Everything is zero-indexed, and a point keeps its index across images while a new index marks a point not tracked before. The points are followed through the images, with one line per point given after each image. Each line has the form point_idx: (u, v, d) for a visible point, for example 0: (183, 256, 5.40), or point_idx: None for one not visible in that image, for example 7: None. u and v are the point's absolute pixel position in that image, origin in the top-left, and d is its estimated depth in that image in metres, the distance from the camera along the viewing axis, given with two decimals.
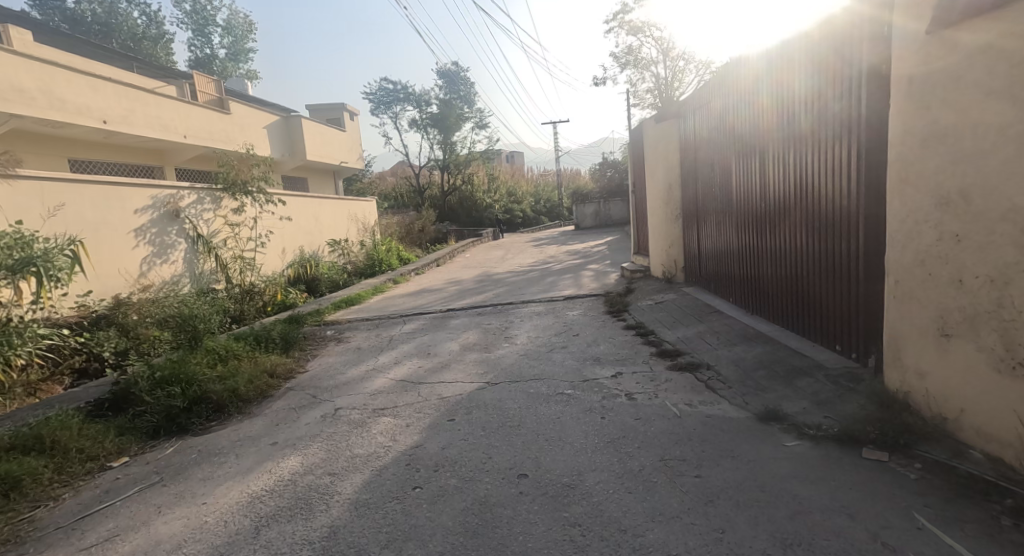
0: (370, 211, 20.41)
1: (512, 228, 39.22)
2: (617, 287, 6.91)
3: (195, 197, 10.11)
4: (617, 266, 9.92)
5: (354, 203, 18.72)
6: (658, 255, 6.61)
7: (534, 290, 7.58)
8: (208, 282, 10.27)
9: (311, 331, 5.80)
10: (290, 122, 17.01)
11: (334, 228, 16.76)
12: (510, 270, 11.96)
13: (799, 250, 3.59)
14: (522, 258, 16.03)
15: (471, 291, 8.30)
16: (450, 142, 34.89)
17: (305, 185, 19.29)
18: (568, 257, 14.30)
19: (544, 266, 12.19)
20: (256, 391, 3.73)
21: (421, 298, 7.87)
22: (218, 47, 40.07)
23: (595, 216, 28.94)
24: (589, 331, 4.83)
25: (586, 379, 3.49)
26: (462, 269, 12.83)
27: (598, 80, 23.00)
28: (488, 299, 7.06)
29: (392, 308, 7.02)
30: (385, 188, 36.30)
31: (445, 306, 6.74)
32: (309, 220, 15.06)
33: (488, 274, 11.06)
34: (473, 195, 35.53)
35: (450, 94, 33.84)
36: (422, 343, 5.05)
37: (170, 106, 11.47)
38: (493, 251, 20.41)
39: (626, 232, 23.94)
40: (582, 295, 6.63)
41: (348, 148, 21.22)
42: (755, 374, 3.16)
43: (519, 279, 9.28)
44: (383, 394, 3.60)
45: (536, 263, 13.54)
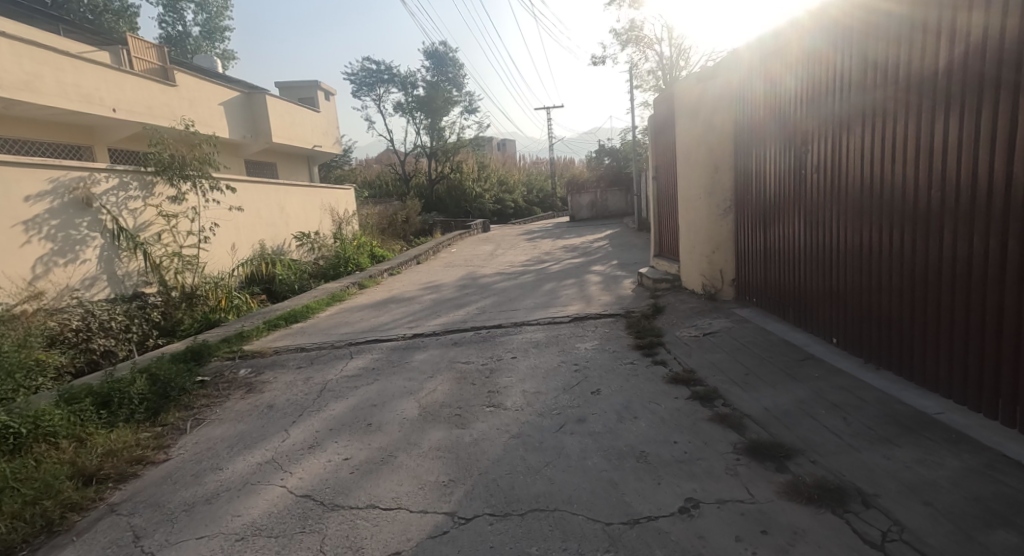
0: (347, 201, 18.68)
1: (504, 219, 37.61)
2: (638, 303, 5.29)
3: (117, 181, 8.42)
4: (627, 269, 8.34)
5: (328, 191, 16.97)
6: (693, 264, 5.00)
7: (527, 303, 5.97)
8: (136, 286, 8.59)
9: (216, 371, 4.14)
10: (252, 99, 15.29)
11: (302, 220, 15.06)
12: (500, 270, 10.38)
13: (910, 260, 2.55)
14: (514, 254, 14.45)
15: (449, 301, 6.70)
16: (437, 128, 33.06)
17: (274, 171, 17.55)
18: (564, 254, 12.75)
19: (538, 266, 10.61)
20: (35, 525, 2.09)
21: (385, 312, 6.25)
22: (193, 25, 37.87)
23: (591, 207, 27.40)
24: (614, 385, 3.24)
25: (635, 522, 1.87)
26: (444, 269, 11.23)
27: (595, 60, 21.43)
28: (468, 317, 5.46)
29: (343, 329, 5.41)
30: (369, 177, 34.40)
31: (411, 329, 5.12)
32: (269, 212, 13.40)
33: (472, 276, 9.47)
34: (462, 183, 33.79)
35: (438, 76, 32.03)
36: (366, 397, 3.43)
37: (93, 74, 9.75)
38: (482, 245, 18.79)
39: (626, 224, 22.42)
40: (593, 315, 5.02)
41: (322, 131, 19.41)
42: (986, 538, 1.55)
43: (509, 285, 7.68)
44: (256, 542, 1.96)
45: (530, 262, 11.97)
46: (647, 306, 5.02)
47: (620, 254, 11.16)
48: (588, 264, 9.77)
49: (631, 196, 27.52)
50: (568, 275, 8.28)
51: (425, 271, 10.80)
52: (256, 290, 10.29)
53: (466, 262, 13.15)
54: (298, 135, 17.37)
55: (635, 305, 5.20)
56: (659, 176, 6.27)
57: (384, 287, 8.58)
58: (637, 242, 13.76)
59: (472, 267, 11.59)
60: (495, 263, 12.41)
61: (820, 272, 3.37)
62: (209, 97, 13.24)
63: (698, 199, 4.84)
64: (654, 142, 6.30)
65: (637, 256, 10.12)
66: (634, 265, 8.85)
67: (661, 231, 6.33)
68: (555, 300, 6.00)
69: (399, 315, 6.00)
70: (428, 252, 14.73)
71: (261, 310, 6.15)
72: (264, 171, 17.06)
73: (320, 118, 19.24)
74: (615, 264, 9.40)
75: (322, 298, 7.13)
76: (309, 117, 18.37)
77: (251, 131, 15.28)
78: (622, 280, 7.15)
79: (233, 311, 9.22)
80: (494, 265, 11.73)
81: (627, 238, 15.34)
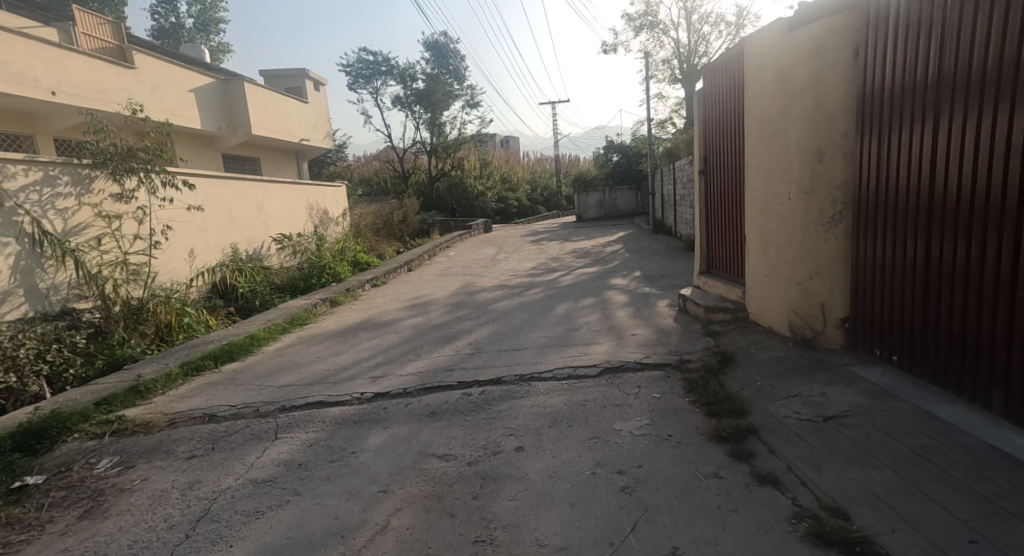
0: (335, 199, 17.32)
1: (507, 219, 36.28)
2: (694, 346, 3.80)
3: (40, 175, 7.01)
4: (654, 286, 6.93)
5: (314, 188, 15.66)
6: (776, 295, 3.52)
7: (538, 338, 4.50)
8: (69, 302, 7.20)
9: (63, 463, 2.67)
10: (228, 86, 14.00)
11: (283, 220, 13.71)
12: (501, 280, 8.98)
13: None
14: (517, 259, 13.09)
15: (436, 330, 5.26)
16: (438, 123, 31.77)
17: (256, 167, 16.26)
18: (572, 261, 11.36)
19: (545, 276, 9.17)
20: None
21: (352, 347, 4.80)
22: (185, 15, 36.62)
23: (598, 207, 26.10)
24: (705, 542, 1.79)
25: None
26: (438, 279, 9.83)
27: (605, 48, 20.25)
28: (459, 361, 4.01)
29: (287, 377, 3.96)
30: (366, 174, 33.09)
31: (378, 381, 3.67)
32: (241, 211, 12.06)
33: (468, 289, 8.06)
34: (463, 181, 32.51)
35: (439, 68, 30.77)
36: (267, 548, 1.98)
37: (26, 50, 8.38)
38: (482, 248, 17.43)
39: (637, 224, 21.03)
40: (634, 365, 3.56)
41: (308, 123, 18.07)
42: None
43: (513, 305, 6.24)
44: None
45: (535, 269, 10.59)
46: (710, 353, 3.54)
47: (639, 262, 9.73)
48: (604, 276, 8.31)
49: (640, 195, 26.26)
50: (585, 292, 6.81)
51: (415, 281, 9.42)
52: (219, 302, 8.94)
53: (464, 268, 11.79)
54: (280, 127, 16.10)
55: (690, 349, 3.72)
56: (713, 173, 4.80)
57: (362, 304, 7.19)
58: (654, 246, 12.36)
59: (470, 276, 10.18)
60: (497, 270, 11.04)
61: (949, 309, 2.36)
62: (176, 81, 11.84)
63: (788, 200, 3.33)
64: (708, 129, 4.81)
65: (661, 266, 8.68)
66: (662, 279, 7.39)
67: (717, 243, 4.83)
68: (574, 334, 4.54)
69: (369, 352, 4.55)
70: (421, 256, 13.34)
71: (190, 341, 4.72)
72: (244, 165, 15.72)
73: (306, 109, 17.90)
74: (636, 277, 7.96)
75: (278, 322, 5.71)
76: (293, 108, 17.04)
77: (226, 122, 14.01)
78: (655, 302, 5.68)
79: (187, 331, 7.84)
80: (495, 274, 10.33)
81: (642, 242, 13.99)
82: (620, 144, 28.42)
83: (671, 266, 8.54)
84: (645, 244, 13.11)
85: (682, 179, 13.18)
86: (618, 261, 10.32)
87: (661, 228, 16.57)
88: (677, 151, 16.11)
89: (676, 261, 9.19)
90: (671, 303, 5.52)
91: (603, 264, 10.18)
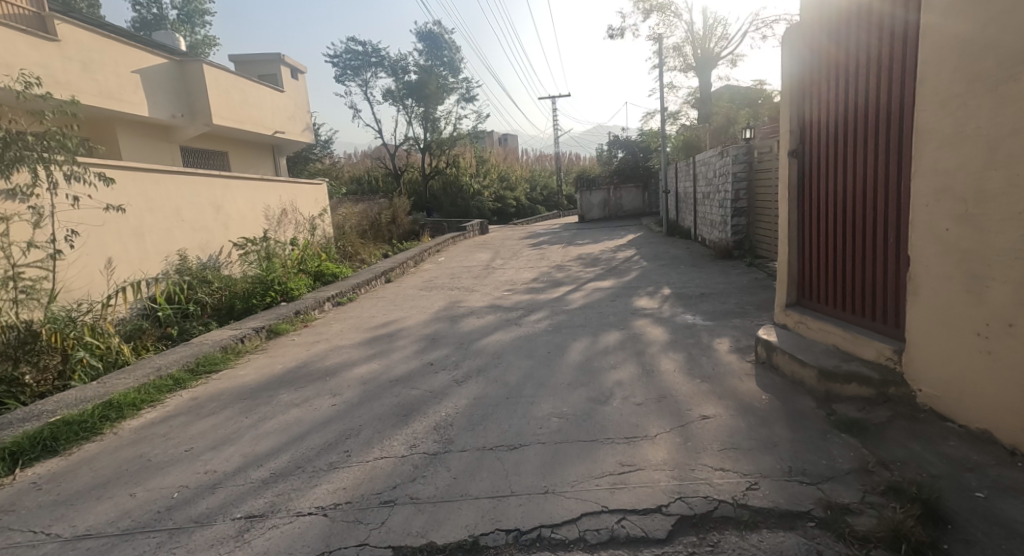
0: (310, 198, 15.66)
1: (505, 220, 34.69)
2: (832, 462, 2.11)
3: None
4: (695, 312, 5.25)
5: (285, 185, 13.96)
6: (1014, 371, 1.90)
7: (546, 423, 2.79)
8: None
9: None
10: (184, 69, 12.32)
11: (247, 222, 12.03)
12: (495, 298, 7.29)
13: None
14: (514, 267, 11.43)
15: (395, 391, 3.56)
16: (432, 117, 30.21)
17: (222, 161, 14.65)
18: (579, 271, 9.66)
19: (548, 292, 7.46)
20: None
21: (255, 426, 3.08)
22: (168, 7, 35.08)
23: (603, 206, 24.49)
24: None
25: None
26: (419, 294, 8.15)
27: (612, 34, 18.88)
28: (410, 481, 2.30)
29: (102, 509, 2.23)
30: (356, 172, 31.45)
31: (246, 547, 1.93)
32: (195, 212, 10.37)
33: (453, 312, 6.35)
34: (459, 180, 30.88)
35: (432, 60, 29.29)
36: None
37: None
38: (477, 252, 15.77)
39: (647, 225, 19.38)
40: (736, 514, 1.86)
41: (281, 114, 16.39)
42: None
43: (509, 343, 4.54)
44: None
45: (537, 281, 8.94)
46: (882, 493, 1.85)
47: (662, 274, 8.05)
48: (624, 295, 6.60)
49: (648, 193, 24.66)
50: (604, 322, 5.11)
51: (389, 298, 7.74)
52: (152, 317, 7.28)
53: (453, 278, 10.10)
54: (249, 117, 14.48)
55: (830, 471, 2.03)
56: (821, 157, 3.15)
57: (310, 337, 5.49)
58: (673, 252, 10.69)
59: (458, 290, 8.49)
60: (491, 281, 9.38)
61: None
62: (114, 58, 10.15)
63: None
64: (818, 90, 3.14)
65: (693, 281, 6.99)
66: (702, 302, 5.69)
67: (822, 263, 3.21)
68: (606, 414, 2.83)
69: (274, 443, 2.83)
70: (403, 262, 11.65)
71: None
72: (207, 157, 14.06)
73: (279, 97, 16.23)
74: (667, 297, 6.25)
75: (168, 374, 3.99)
76: (264, 96, 15.39)
77: (183, 110, 12.36)
78: (711, 344, 3.97)
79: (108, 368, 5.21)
80: (488, 287, 8.65)
81: (657, 247, 12.34)
82: (626, 140, 26.88)
83: (706, 282, 6.85)
84: (663, 250, 11.45)
85: (704, 175, 11.55)
86: (635, 273, 8.63)
87: (677, 230, 14.94)
88: (694, 143, 14.50)
89: (709, 274, 7.49)
90: (737, 348, 3.82)
91: (617, 275, 8.51)
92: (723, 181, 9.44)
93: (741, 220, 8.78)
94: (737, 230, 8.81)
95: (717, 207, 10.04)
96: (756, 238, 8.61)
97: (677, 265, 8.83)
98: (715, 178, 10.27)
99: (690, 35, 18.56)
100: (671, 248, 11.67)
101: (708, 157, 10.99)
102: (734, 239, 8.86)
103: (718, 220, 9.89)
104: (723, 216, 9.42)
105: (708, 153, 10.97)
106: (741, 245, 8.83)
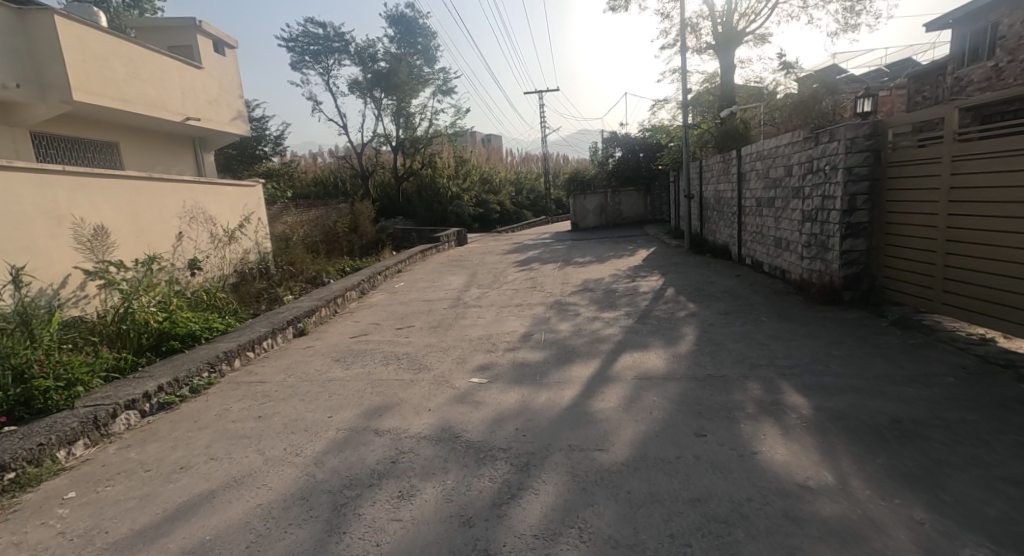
0: (229, 203, 12.71)
1: (487, 227, 31.36)
2: None
3: None
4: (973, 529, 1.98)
5: (177, 182, 10.75)
6: None
7: None
8: None
9: None
10: (26, 22, 8.71)
11: (127, 245, 9.12)
12: (458, 399, 3.94)
13: None
14: (497, 306, 8.12)
15: None
16: (405, 111, 26.93)
17: (106, 154, 11.17)
18: (593, 321, 6.37)
19: (556, 385, 4.12)
20: None
21: None
22: None
23: (598, 213, 21.32)
24: None
25: None
26: (330, 375, 4.76)
27: (615, 6, 15.81)
28: None
29: None
30: (319, 172, 27.91)
31: None
32: (12, 227, 5.79)
33: (362, 460, 2.97)
34: (435, 182, 27.64)
35: (404, 47, 26.26)
36: None
37: None
38: (448, 275, 12.44)
39: (657, 237, 16.20)
40: None
41: (194, 96, 12.86)
42: None
43: None
44: None
45: (528, 342, 5.62)
46: None
47: (746, 340, 4.78)
48: (716, 413, 3.27)
49: (650, 198, 21.60)
50: None
51: (269, 392, 4.32)
52: None
53: (403, 329, 6.76)
54: (141, 94, 10.93)
55: None
56: None
57: None
58: (726, 288, 7.48)
59: (401, 364, 5.12)
60: (460, 338, 6.03)
61: None
62: None
63: None
64: None
65: (837, 373, 3.70)
66: (941, 463, 2.43)
67: None
68: None
69: None
70: (332, 294, 8.32)
71: None
72: (80, 147, 10.48)
73: (190, 73, 12.74)
74: (820, 426, 2.94)
75: None
76: (167, 70, 11.87)
77: (27, 78, 8.73)
78: None
79: None
80: (450, 355, 5.28)
81: (691, 273, 9.14)
82: (624, 137, 23.77)
83: (861, 375, 3.59)
84: (704, 282, 8.23)
85: (761, 174, 8.35)
86: (691, 332, 5.35)
87: (708, 247, 11.76)
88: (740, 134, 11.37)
89: (841, 347, 4.24)
90: None
91: (661, 338, 5.23)
92: (815, 179, 6.20)
93: (857, 243, 5.52)
94: (850, 259, 5.56)
95: (799, 220, 6.81)
96: (887, 272, 5.37)
97: (755, 318, 5.56)
98: (792, 176, 7.02)
99: (708, 9, 15.56)
100: (714, 279, 8.45)
101: (773, 146, 7.76)
102: (843, 274, 5.60)
103: (802, 240, 6.66)
104: (816, 235, 6.17)
105: (774, 142, 7.74)
106: (857, 284, 5.58)
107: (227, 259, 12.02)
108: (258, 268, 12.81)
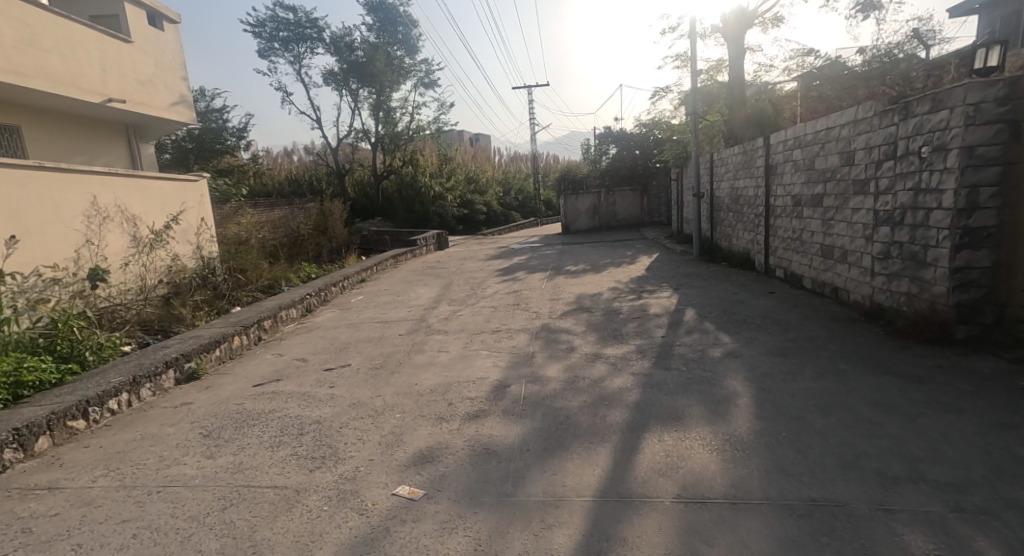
0: (158, 199, 10.86)
1: (472, 229, 29.54)
2: None
3: None
4: None
5: (85, 174, 8.94)
6: None
7: None
8: None
9: None
10: None
11: (5, 252, 7.35)
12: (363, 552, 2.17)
13: None
14: (467, 333, 6.36)
15: None
16: (384, 105, 25.12)
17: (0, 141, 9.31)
18: (594, 364, 4.62)
19: (540, 516, 2.36)
20: None
21: None
22: None
23: (590, 214, 19.63)
24: None
25: None
26: (177, 472, 2.95)
27: None
28: None
29: None
30: (291, 170, 25.96)
31: None
32: None
33: None
34: (417, 180, 25.81)
35: (382, 36, 24.46)
36: None
37: None
38: (418, 286, 10.66)
39: (659, 241, 14.51)
40: None
41: (117, 74, 11.00)
42: None
43: None
44: None
45: (502, 402, 3.86)
46: None
47: (839, 411, 3.05)
48: None
49: (647, 199, 19.93)
50: None
51: (44, 518, 2.51)
52: None
53: (335, 370, 4.96)
54: (41, 66, 9.10)
55: None
56: None
57: None
58: (764, 312, 5.78)
59: (305, 443, 3.34)
60: (407, 391, 4.25)
61: None
62: None
63: None
64: None
65: None
66: None
67: None
68: None
69: None
70: (256, 317, 6.51)
71: None
72: None
73: (113, 47, 10.90)
74: None
75: None
76: (81, 41, 10.04)
77: None
78: None
79: None
80: (383, 429, 3.50)
81: (710, 289, 7.44)
82: (619, 133, 22.11)
83: None
84: (731, 303, 6.53)
85: (804, 166, 6.66)
86: (742, 388, 3.62)
87: (722, 255, 10.06)
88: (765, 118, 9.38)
89: (1021, 440, 2.52)
90: None
91: (701, 402, 3.48)
92: (901, 168, 4.50)
93: (980, 256, 3.81)
94: (967, 281, 3.84)
95: (869, 224, 5.10)
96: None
97: (830, 366, 3.84)
98: (857, 165, 5.33)
99: None
100: (742, 298, 6.76)
101: (825, 129, 6.06)
102: (956, 302, 3.89)
103: (875, 250, 4.95)
104: (903, 245, 4.46)
105: (824, 123, 6.06)
106: (977, 317, 3.87)
107: (152, 267, 10.17)
108: (196, 277, 10.94)
